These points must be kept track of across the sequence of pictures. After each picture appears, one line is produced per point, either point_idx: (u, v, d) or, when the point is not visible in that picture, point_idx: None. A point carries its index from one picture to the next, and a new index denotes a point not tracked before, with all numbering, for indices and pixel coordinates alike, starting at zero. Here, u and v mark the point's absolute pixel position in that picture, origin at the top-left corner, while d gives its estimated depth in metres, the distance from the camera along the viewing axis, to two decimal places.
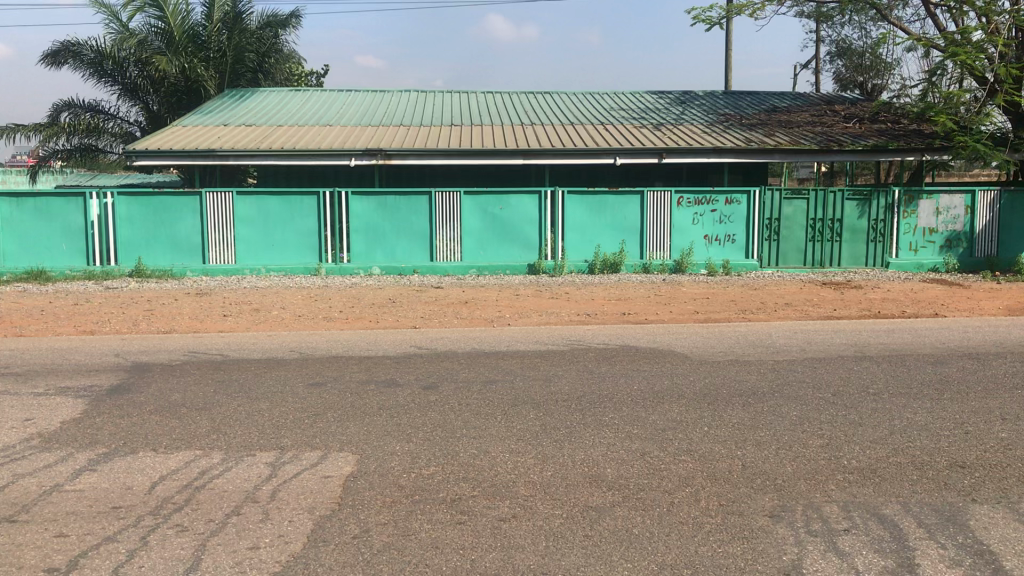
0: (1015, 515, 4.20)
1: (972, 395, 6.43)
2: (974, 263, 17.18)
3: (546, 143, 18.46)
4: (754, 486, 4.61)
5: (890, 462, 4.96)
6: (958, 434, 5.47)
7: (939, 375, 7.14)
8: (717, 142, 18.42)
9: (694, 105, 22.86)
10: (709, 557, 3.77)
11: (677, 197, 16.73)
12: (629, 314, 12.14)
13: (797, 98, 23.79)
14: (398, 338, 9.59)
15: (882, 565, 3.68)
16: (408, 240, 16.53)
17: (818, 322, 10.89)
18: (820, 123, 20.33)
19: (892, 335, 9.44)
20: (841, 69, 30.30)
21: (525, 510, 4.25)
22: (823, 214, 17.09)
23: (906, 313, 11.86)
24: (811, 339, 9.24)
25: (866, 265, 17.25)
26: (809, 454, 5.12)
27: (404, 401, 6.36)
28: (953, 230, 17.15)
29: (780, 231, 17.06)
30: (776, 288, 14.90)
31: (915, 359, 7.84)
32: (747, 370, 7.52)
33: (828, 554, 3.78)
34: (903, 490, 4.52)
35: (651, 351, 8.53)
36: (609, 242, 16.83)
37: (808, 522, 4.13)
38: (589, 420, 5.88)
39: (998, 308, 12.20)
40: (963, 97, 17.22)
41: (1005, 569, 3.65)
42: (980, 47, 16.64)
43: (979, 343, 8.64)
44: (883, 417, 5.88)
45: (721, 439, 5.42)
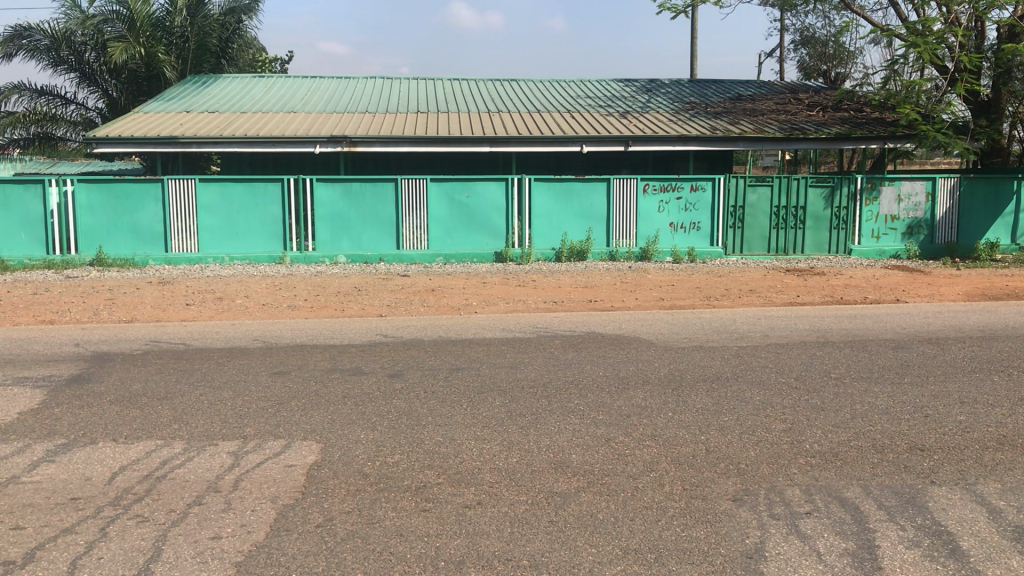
0: (972, 496, 4.27)
1: (930, 379, 6.53)
2: (934, 250, 17.44)
3: (512, 130, 18.41)
4: (718, 470, 4.65)
5: (851, 446, 5.01)
6: (918, 417, 5.55)
7: (900, 360, 7.23)
8: (682, 130, 18.50)
9: (660, 92, 22.92)
10: (672, 541, 3.79)
11: (643, 184, 16.78)
12: (596, 301, 12.19)
13: (762, 86, 23.94)
14: (363, 326, 9.55)
15: (843, 548, 3.72)
16: (373, 228, 16.43)
17: (780, 307, 11.02)
18: (784, 111, 20.47)
19: (854, 320, 9.55)
20: (804, 58, 30.49)
21: (489, 497, 4.24)
22: (787, 202, 17.19)
23: (868, 299, 12.03)
24: (775, 325, 9.33)
25: (829, 252, 17.40)
26: (771, 438, 5.17)
27: (369, 390, 6.31)
28: (914, 217, 17.39)
29: (744, 218, 17.15)
30: (741, 275, 15.00)
31: (876, 344, 7.94)
32: (711, 355, 7.59)
33: (790, 538, 3.81)
34: (864, 474, 4.57)
35: (617, 338, 8.56)
36: (576, 230, 16.86)
37: (771, 506, 4.17)
38: (556, 406, 5.89)
39: (957, 294, 12.39)
40: (925, 86, 17.34)
41: (962, 549, 3.71)
42: (940, 37, 16.78)
43: (939, 329, 8.78)
44: (845, 402, 5.95)
45: (685, 424, 5.45)
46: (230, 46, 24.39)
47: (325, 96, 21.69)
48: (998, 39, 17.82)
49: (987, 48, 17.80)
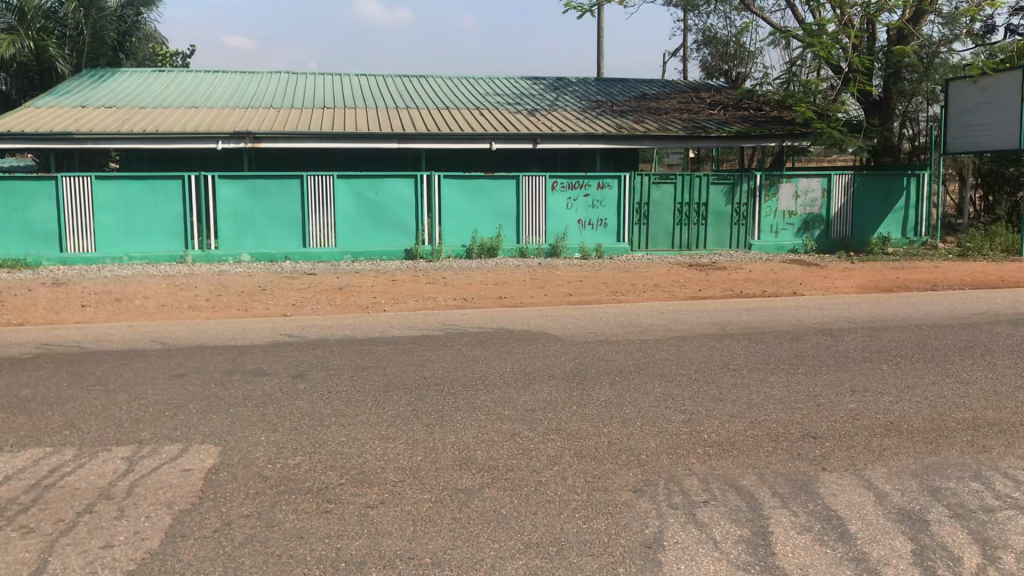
0: (860, 481, 4.44)
1: (824, 368, 6.77)
2: (830, 244, 18.05)
3: (420, 127, 18.30)
4: (619, 462, 4.72)
5: (747, 435, 5.15)
6: (811, 406, 5.74)
7: (796, 350, 7.47)
8: (589, 128, 18.71)
9: (567, 90, 23.13)
10: (574, 534, 3.83)
11: (551, 181, 16.89)
12: (505, 297, 12.24)
13: (666, 85, 24.39)
14: (267, 325, 9.37)
15: (739, 535, 3.82)
16: (278, 225, 16.13)
17: (684, 301, 11.25)
18: (687, 110, 20.89)
19: (753, 313, 9.83)
20: (707, 57, 31.17)
21: (392, 496, 4.22)
22: (690, 198, 17.52)
23: (767, 293, 12.38)
24: (678, 318, 9.53)
25: (731, 247, 17.81)
26: (671, 429, 5.28)
27: (272, 391, 6.21)
28: (810, 213, 17.95)
29: (649, 215, 17.43)
30: (646, 270, 15.24)
31: (773, 336, 8.18)
32: (615, 349, 7.70)
33: (688, 526, 3.90)
34: (759, 462, 4.71)
35: (525, 333, 8.62)
36: (486, 227, 16.87)
37: (670, 495, 4.26)
38: (461, 403, 5.89)
39: (850, 287, 12.86)
40: (821, 86, 17.90)
41: (850, 532, 3.85)
42: (835, 38, 17.33)
43: (832, 320, 9.11)
44: (742, 392, 6.11)
45: (589, 418, 5.52)
46: (129, 40, 23.60)
47: (229, 91, 21.19)
48: (889, 40, 18.53)
49: (879, 49, 18.49)
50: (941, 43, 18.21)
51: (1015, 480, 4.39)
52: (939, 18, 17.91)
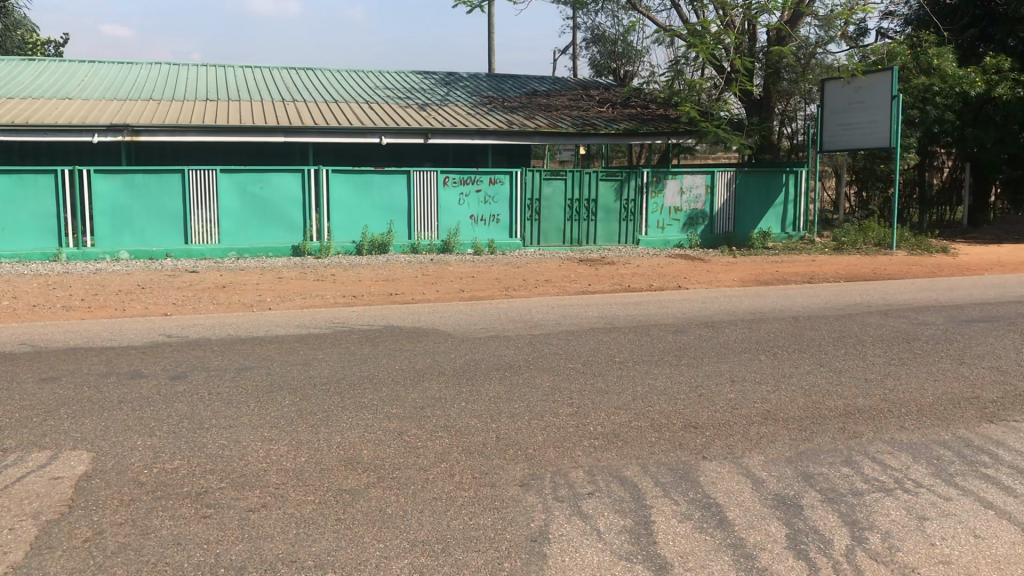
0: (739, 469, 4.58)
1: (706, 360, 6.95)
2: (714, 239, 18.60)
3: (308, 121, 17.95)
4: (506, 457, 4.74)
5: (632, 426, 5.25)
6: (693, 397, 5.89)
7: (679, 343, 7.65)
8: (479, 124, 18.73)
9: (458, 86, 23.09)
10: (460, 531, 3.82)
11: (442, 177, 16.83)
12: (395, 294, 12.14)
13: (556, 82, 24.63)
14: (146, 326, 9.03)
15: (622, 525, 3.89)
16: (159, 222, 15.58)
17: (573, 296, 11.37)
18: (577, 107, 21.13)
19: (640, 307, 10.02)
20: (596, 55, 31.60)
21: (275, 499, 4.12)
22: (580, 194, 17.74)
23: (654, 287, 12.65)
24: (566, 313, 9.63)
25: (620, 243, 18.12)
26: (558, 422, 5.33)
27: (149, 393, 5.99)
28: (695, 209, 18.45)
29: (540, 211, 17.57)
30: (537, 265, 15.36)
31: (658, 329, 8.36)
32: (505, 344, 7.73)
33: (573, 518, 3.95)
34: (643, 453, 4.80)
35: (415, 330, 8.56)
36: (376, 223, 16.69)
37: (555, 488, 4.30)
38: (347, 403, 5.81)
39: (732, 280, 13.27)
40: (704, 85, 18.35)
41: (728, 519, 3.96)
42: (717, 38, 17.79)
43: (714, 313, 9.37)
44: (628, 384, 6.22)
45: (477, 413, 5.53)
46: None
47: (105, 82, 20.34)
48: (768, 42, 19.17)
49: (759, 50, 19.08)
50: (817, 46, 18.89)
51: (882, 463, 4.60)
52: (815, 21, 18.62)
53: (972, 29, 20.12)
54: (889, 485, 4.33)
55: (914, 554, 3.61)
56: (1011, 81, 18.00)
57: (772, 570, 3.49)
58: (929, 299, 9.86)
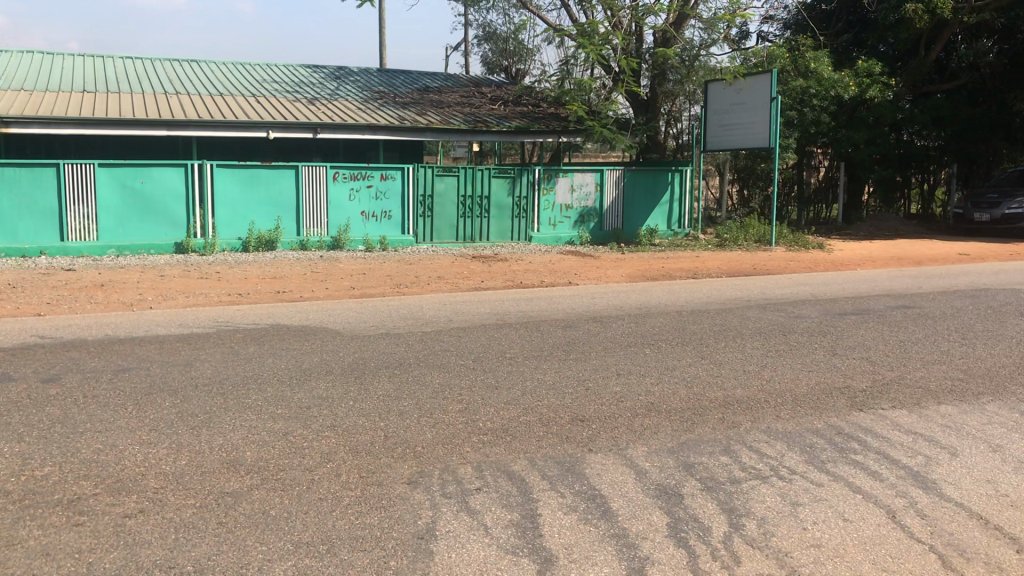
0: (624, 460, 4.67)
1: (594, 354, 7.06)
2: (604, 236, 18.90)
3: (191, 114, 17.42)
4: (394, 455, 4.71)
5: (520, 421, 5.30)
6: (580, 390, 5.97)
7: (568, 338, 7.75)
8: (370, 119, 18.52)
9: (348, 80, 22.79)
10: (346, 530, 3.79)
11: (331, 172, 16.60)
12: (283, 292, 11.91)
13: (447, 78, 24.57)
14: (15, 327, 8.59)
15: (509, 519, 3.92)
16: (32, 218, 14.86)
17: (465, 293, 11.38)
18: (468, 104, 21.14)
19: (531, 303, 10.11)
20: (488, 53, 31.69)
21: (153, 504, 4.00)
22: (472, 191, 17.76)
23: (545, 283, 12.78)
24: (457, 309, 9.63)
25: (512, 239, 18.23)
26: (447, 419, 5.33)
27: (18, 398, 5.71)
28: (585, 206, 18.70)
29: (432, 207, 17.51)
30: (429, 262, 15.31)
31: (548, 325, 8.44)
32: (394, 342, 7.67)
33: (460, 515, 3.96)
34: (530, 447, 4.84)
35: (302, 329, 8.41)
36: (263, 219, 16.32)
37: (443, 485, 4.30)
38: (230, 404, 5.67)
39: (621, 276, 13.54)
40: (593, 85, 18.61)
41: (612, 511, 4.04)
42: (606, 38, 18.07)
43: (603, 308, 9.53)
44: (517, 379, 6.28)
45: (365, 412, 5.48)
46: None
47: None
48: (654, 43, 19.58)
49: (646, 51, 19.47)
50: (701, 48, 19.32)
51: (759, 452, 4.77)
52: (698, 23, 19.11)
53: (846, 34, 21.16)
54: (765, 473, 4.49)
55: (787, 539, 3.75)
56: (881, 84, 19.36)
57: (654, 558, 3.58)
58: (806, 293, 10.27)
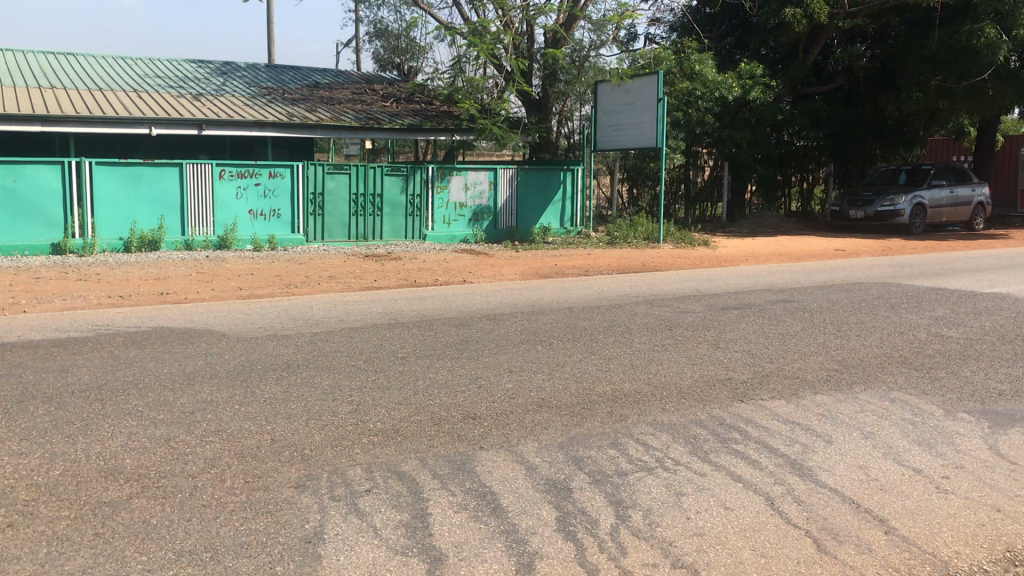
0: (514, 457, 4.70)
1: (485, 352, 7.08)
2: (497, 234, 18.95)
3: (68, 108, 16.70)
4: (281, 459, 4.63)
5: (411, 421, 5.27)
6: (472, 388, 5.98)
7: (460, 336, 7.75)
8: (258, 115, 18.11)
9: (235, 76, 22.24)
10: (230, 537, 3.70)
11: (218, 170, 16.17)
12: (168, 293, 11.54)
13: (338, 75, 24.23)
14: None
15: (398, 520, 3.90)
16: None
17: (357, 292, 11.26)
18: (360, 101, 20.90)
19: (424, 301, 10.08)
20: (379, 50, 31.37)
21: (25, 518, 3.82)
22: (364, 189, 17.55)
23: (438, 281, 12.76)
24: (349, 309, 9.52)
25: (405, 238, 18.09)
26: (336, 420, 5.26)
27: None
28: (479, 204, 18.71)
29: (323, 205, 17.25)
30: (321, 261, 15.09)
31: (440, 323, 8.43)
32: (283, 344, 7.53)
33: (349, 517, 3.91)
34: (421, 447, 4.83)
35: (187, 331, 8.16)
36: (146, 218, 15.78)
37: (331, 488, 4.25)
38: (109, 410, 5.46)
39: (515, 274, 13.62)
40: (484, 84, 18.67)
41: (503, 507, 4.06)
42: (497, 37, 18.14)
43: (496, 306, 9.57)
44: (408, 379, 6.24)
45: (251, 416, 5.36)
46: None
47: None
48: (545, 43, 19.75)
49: (537, 51, 19.64)
50: (590, 48, 19.59)
51: (645, 444, 4.88)
52: (588, 25, 19.38)
53: (729, 38, 21.82)
54: (651, 464, 4.59)
55: (671, 528, 3.85)
56: (762, 86, 19.84)
57: (543, 553, 3.62)
58: (692, 288, 10.56)
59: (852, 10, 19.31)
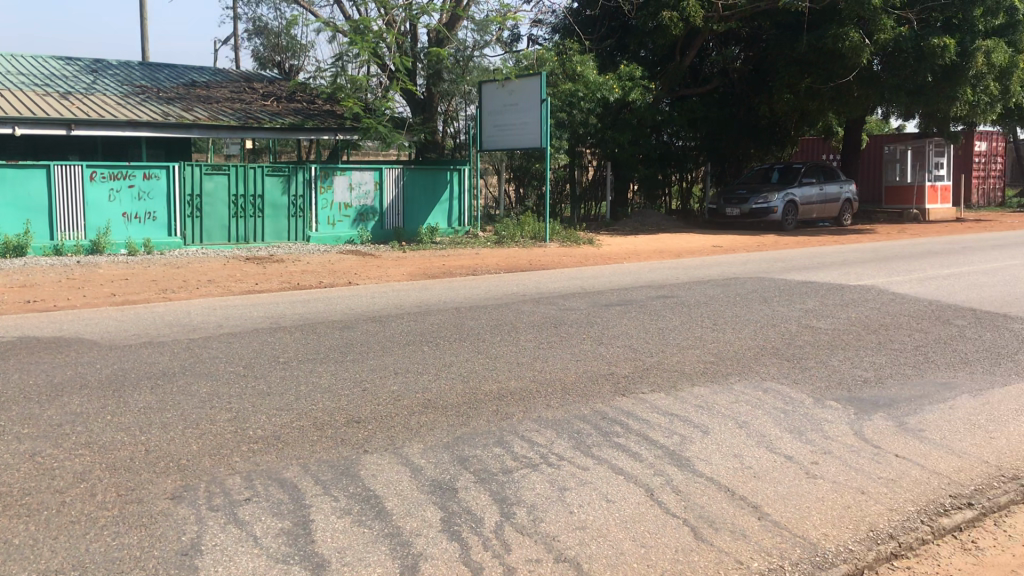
0: (399, 459, 4.67)
1: (370, 355, 7.02)
2: (384, 235, 18.75)
3: None
4: (156, 470, 4.47)
5: (293, 426, 5.18)
6: (355, 392, 5.91)
7: (345, 339, 7.66)
8: (131, 114, 17.45)
9: (106, 73, 21.37)
10: (101, 553, 3.56)
11: (88, 171, 15.44)
12: (35, 301, 11.00)
13: (216, 73, 23.59)
14: None
15: (279, 528, 3.83)
16: None
17: (239, 296, 10.98)
18: (239, 100, 20.38)
19: (308, 304, 9.91)
20: (259, 48, 30.69)
21: None
22: (245, 190, 17.09)
23: (323, 283, 12.57)
24: (229, 314, 9.27)
25: (288, 239, 17.70)
26: (215, 429, 5.13)
27: None
28: (364, 204, 18.47)
29: (202, 207, 16.69)
30: (200, 265, 14.66)
31: (324, 326, 8.30)
32: (159, 351, 7.28)
33: (227, 527, 3.82)
34: (303, 452, 4.75)
35: (56, 340, 7.80)
36: (10, 223, 14.83)
37: (209, 498, 4.13)
38: None
39: (401, 275, 13.54)
40: (368, 83, 18.48)
41: (387, 510, 4.03)
42: (379, 36, 17.99)
43: (381, 307, 9.50)
44: (290, 384, 6.13)
45: (124, 426, 5.17)
46: None
47: None
48: (428, 43, 19.70)
49: (420, 50, 19.57)
50: (474, 49, 19.64)
51: (529, 441, 4.93)
52: (471, 25, 19.42)
53: (609, 39, 22.25)
54: (535, 461, 4.64)
55: (554, 523, 3.90)
56: (641, 88, 20.31)
57: (427, 554, 3.61)
58: (577, 286, 10.71)
59: (725, 14, 19.97)
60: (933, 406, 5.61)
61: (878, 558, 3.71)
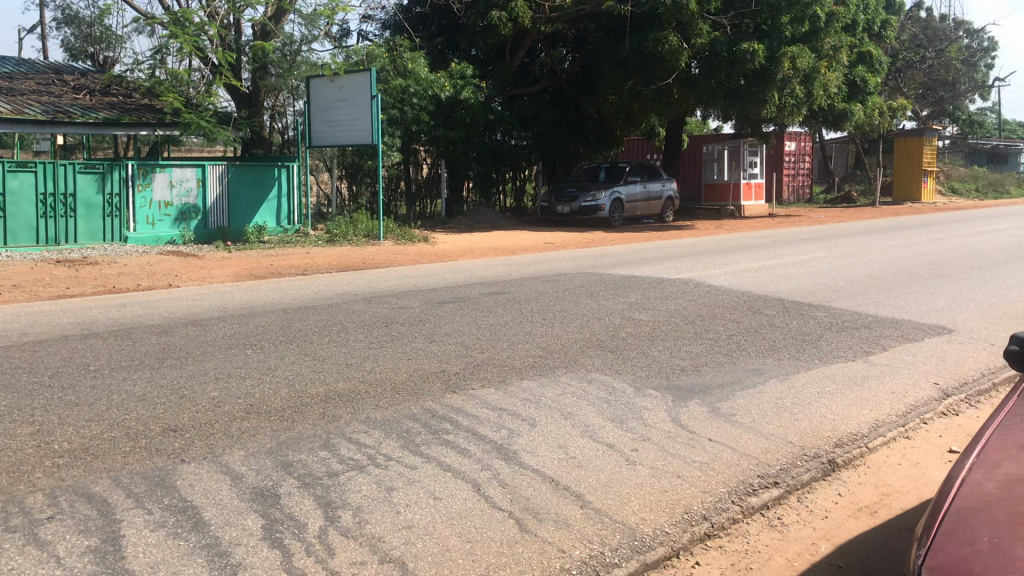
0: (218, 467, 4.49)
1: (189, 360, 6.72)
2: (208, 235, 17.93)
3: None
4: None
5: (103, 438, 4.89)
6: (173, 399, 5.65)
7: (162, 344, 7.30)
8: None
9: None
10: None
11: None
12: None
13: (21, 64, 22.00)
14: None
15: (85, 546, 3.60)
16: None
17: (47, 302, 10.25)
18: (47, 93, 19.06)
19: (124, 308, 9.39)
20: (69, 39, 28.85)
21: None
22: (53, 188, 15.74)
23: (141, 287, 11.93)
24: (35, 321, 8.65)
25: (103, 240, 16.50)
26: (16, 444, 4.78)
27: None
28: (186, 203, 17.57)
29: (5, 207, 15.18)
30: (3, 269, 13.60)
31: (140, 332, 7.88)
32: None
33: (26, 549, 3.56)
34: (113, 465, 4.49)
35: None
36: None
37: (6, 519, 3.84)
38: None
39: (225, 276, 13.04)
40: (189, 77, 17.68)
41: (204, 520, 3.87)
42: (201, 28, 17.24)
43: (203, 310, 9.11)
44: (101, 393, 5.79)
45: None
46: None
47: None
48: (253, 36, 19.07)
49: (245, 44, 18.89)
50: (302, 43, 19.14)
51: (356, 442, 4.86)
52: (298, 19, 18.93)
53: (440, 37, 22.27)
54: (361, 462, 4.57)
55: (380, 524, 3.85)
56: (473, 86, 20.45)
57: (247, 563, 3.49)
58: (409, 284, 10.64)
59: (552, 15, 20.38)
60: (744, 391, 5.93)
61: (692, 538, 3.87)
